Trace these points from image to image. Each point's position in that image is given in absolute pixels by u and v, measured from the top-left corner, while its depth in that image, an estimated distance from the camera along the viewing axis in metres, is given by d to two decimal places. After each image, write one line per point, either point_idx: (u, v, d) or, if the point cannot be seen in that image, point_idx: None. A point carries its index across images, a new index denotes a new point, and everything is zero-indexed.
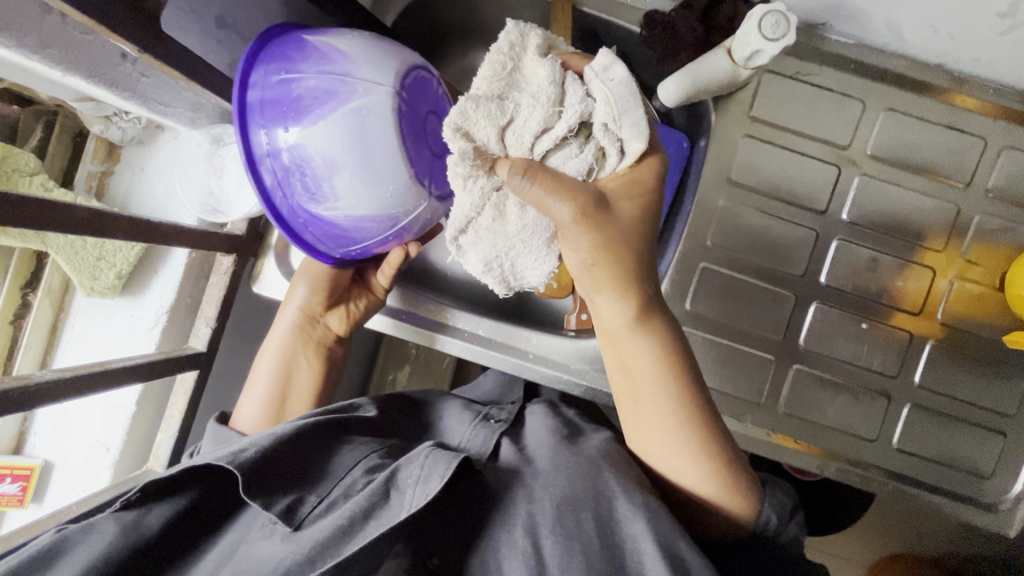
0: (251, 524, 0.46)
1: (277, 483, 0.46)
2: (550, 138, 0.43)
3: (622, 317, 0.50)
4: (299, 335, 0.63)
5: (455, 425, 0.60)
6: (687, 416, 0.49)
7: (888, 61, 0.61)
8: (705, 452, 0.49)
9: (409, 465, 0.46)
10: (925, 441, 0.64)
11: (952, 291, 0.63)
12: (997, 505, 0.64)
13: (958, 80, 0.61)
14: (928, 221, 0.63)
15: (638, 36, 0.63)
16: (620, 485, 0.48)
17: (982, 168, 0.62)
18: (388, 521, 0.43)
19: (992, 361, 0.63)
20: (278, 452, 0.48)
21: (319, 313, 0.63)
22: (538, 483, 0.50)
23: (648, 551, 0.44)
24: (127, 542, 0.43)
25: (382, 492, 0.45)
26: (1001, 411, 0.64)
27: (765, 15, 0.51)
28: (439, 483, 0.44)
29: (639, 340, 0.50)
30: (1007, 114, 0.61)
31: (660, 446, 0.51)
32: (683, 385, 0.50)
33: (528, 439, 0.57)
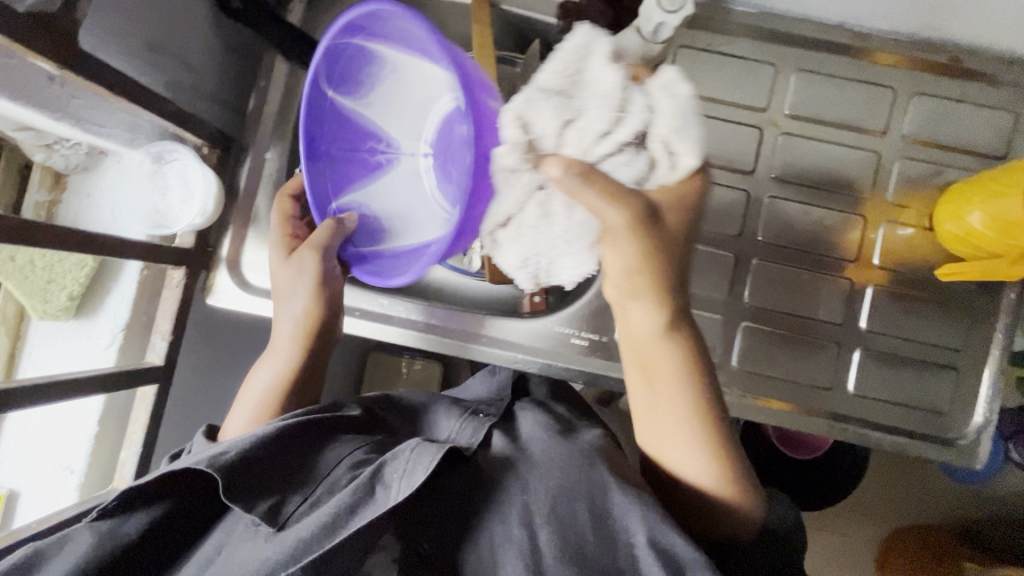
0: (231, 529, 0.44)
1: (260, 484, 0.44)
2: (610, 143, 0.40)
3: (654, 327, 0.45)
4: (297, 350, 0.57)
5: (444, 418, 0.56)
6: (705, 415, 0.46)
7: (794, 25, 0.64)
8: (717, 452, 0.46)
9: (394, 459, 0.44)
10: (880, 384, 0.65)
11: (887, 235, 0.65)
12: (957, 441, 0.65)
13: (862, 36, 0.65)
14: (853, 171, 0.65)
15: (557, 26, 0.67)
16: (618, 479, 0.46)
17: (897, 115, 0.65)
18: (371, 514, 0.41)
19: (935, 298, 0.65)
20: (262, 457, 0.45)
21: (315, 328, 0.57)
22: (536, 477, 0.47)
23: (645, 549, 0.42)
24: (104, 551, 0.41)
25: (365, 485, 0.43)
26: (950, 347, 0.65)
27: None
28: (424, 474, 0.42)
29: (670, 355, 0.45)
30: (913, 62, 0.64)
31: (670, 447, 0.47)
32: (709, 384, 0.46)
33: (519, 428, 0.54)
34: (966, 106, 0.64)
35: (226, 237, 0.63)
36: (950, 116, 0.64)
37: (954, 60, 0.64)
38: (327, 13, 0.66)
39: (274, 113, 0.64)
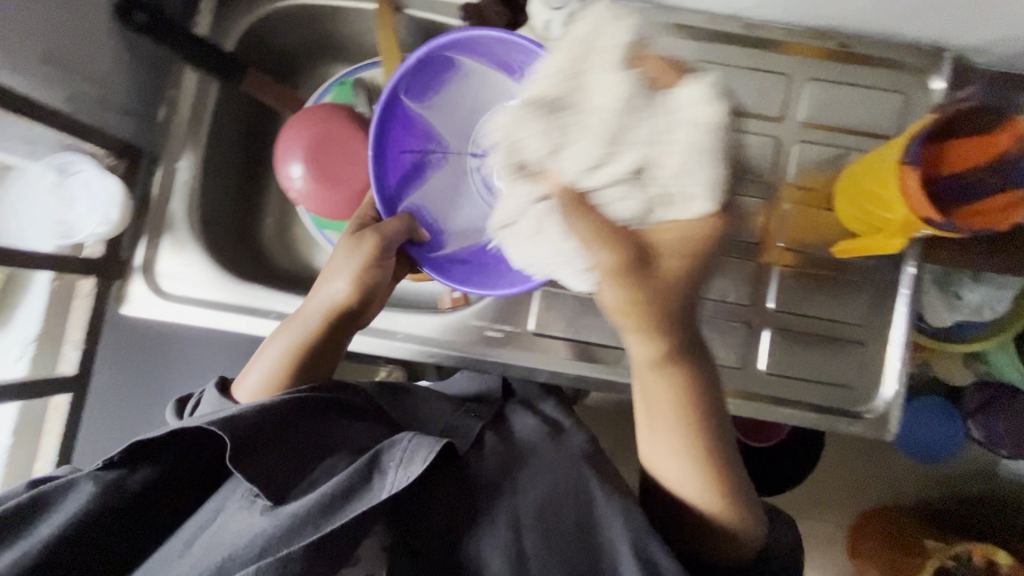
0: (232, 495, 0.48)
1: (268, 463, 0.47)
2: (601, 175, 0.42)
3: (648, 358, 0.48)
4: (328, 331, 0.59)
5: (437, 414, 0.61)
6: (702, 449, 0.50)
7: (686, 18, 0.67)
8: (710, 479, 0.50)
9: (391, 448, 0.48)
10: (789, 361, 0.67)
11: (791, 216, 0.67)
12: (867, 414, 0.67)
13: (752, 27, 0.67)
14: (754, 156, 0.67)
15: (461, 29, 0.69)
16: (599, 482, 0.53)
17: (792, 102, 0.67)
18: (368, 500, 0.46)
19: (838, 275, 0.67)
20: (274, 442, 0.48)
21: (344, 315, 0.59)
22: (525, 476, 0.54)
23: (611, 525, 0.50)
24: (109, 500, 0.47)
25: (363, 473, 0.47)
26: (854, 323, 0.67)
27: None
28: (420, 467, 0.47)
29: (665, 389, 0.49)
30: (804, 51, 0.67)
31: (661, 460, 0.52)
32: (701, 424, 0.50)
33: (514, 426, 0.59)
34: (857, 91, 0.67)
35: (138, 245, 0.64)
36: (843, 99, 0.67)
37: (842, 45, 0.67)
38: (235, 25, 0.67)
39: (184, 122, 0.66)
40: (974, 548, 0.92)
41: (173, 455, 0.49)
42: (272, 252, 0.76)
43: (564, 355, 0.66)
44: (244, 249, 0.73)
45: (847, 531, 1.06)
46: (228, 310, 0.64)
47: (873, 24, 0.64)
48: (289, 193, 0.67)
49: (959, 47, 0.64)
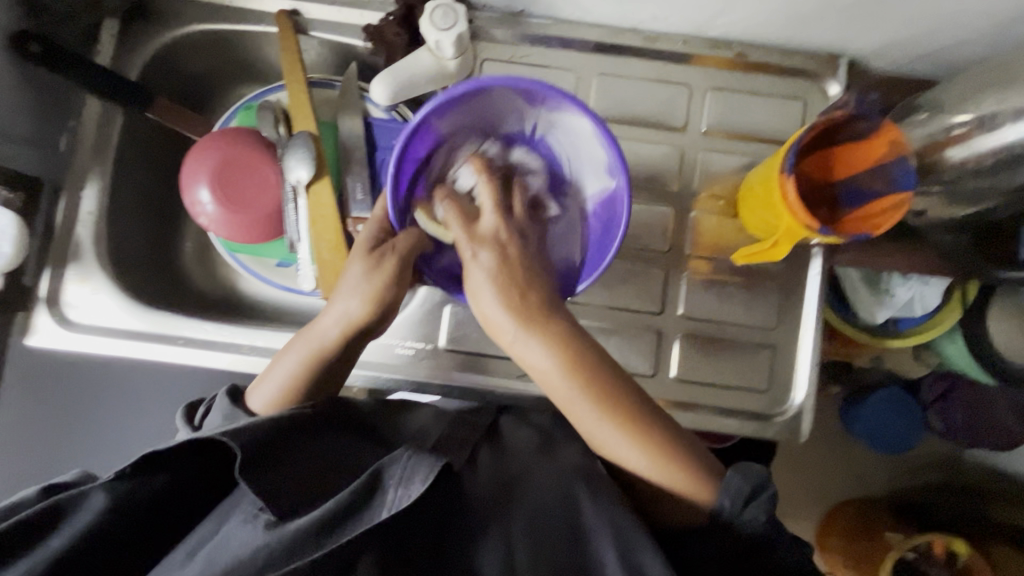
0: (237, 507, 0.45)
1: (276, 478, 0.45)
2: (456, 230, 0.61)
3: (551, 366, 0.50)
4: (340, 346, 0.55)
5: (433, 425, 0.54)
6: (612, 411, 0.50)
7: (585, 32, 0.68)
8: (640, 443, 0.50)
9: (392, 465, 0.46)
10: (701, 367, 0.67)
11: (697, 223, 0.68)
12: (778, 416, 0.67)
13: (651, 38, 0.68)
14: (658, 165, 0.68)
15: (365, 49, 0.69)
16: (588, 493, 0.49)
17: (694, 110, 0.68)
18: (368, 520, 0.44)
19: (746, 281, 0.68)
20: (282, 456, 0.46)
21: (360, 329, 0.55)
22: (530, 493, 0.50)
23: (604, 540, 0.47)
24: (117, 513, 0.43)
25: (367, 489, 0.45)
26: (763, 326, 0.68)
27: (435, 10, 0.61)
28: (422, 487, 0.44)
29: (580, 400, 0.50)
30: (704, 59, 0.68)
31: (621, 457, 0.50)
32: (603, 391, 0.50)
33: (508, 442, 0.55)
34: (757, 97, 0.68)
35: (43, 277, 0.64)
36: (743, 107, 0.68)
37: (739, 54, 0.68)
38: (137, 53, 0.68)
39: (87, 150, 0.66)
40: (933, 539, 0.91)
41: (188, 467, 0.46)
42: (190, 275, 0.76)
43: (475, 369, 0.67)
44: (159, 274, 0.73)
45: (818, 531, 1.07)
46: (140, 339, 0.64)
47: (766, 32, 0.65)
48: (199, 219, 0.67)
49: (852, 51, 0.66)
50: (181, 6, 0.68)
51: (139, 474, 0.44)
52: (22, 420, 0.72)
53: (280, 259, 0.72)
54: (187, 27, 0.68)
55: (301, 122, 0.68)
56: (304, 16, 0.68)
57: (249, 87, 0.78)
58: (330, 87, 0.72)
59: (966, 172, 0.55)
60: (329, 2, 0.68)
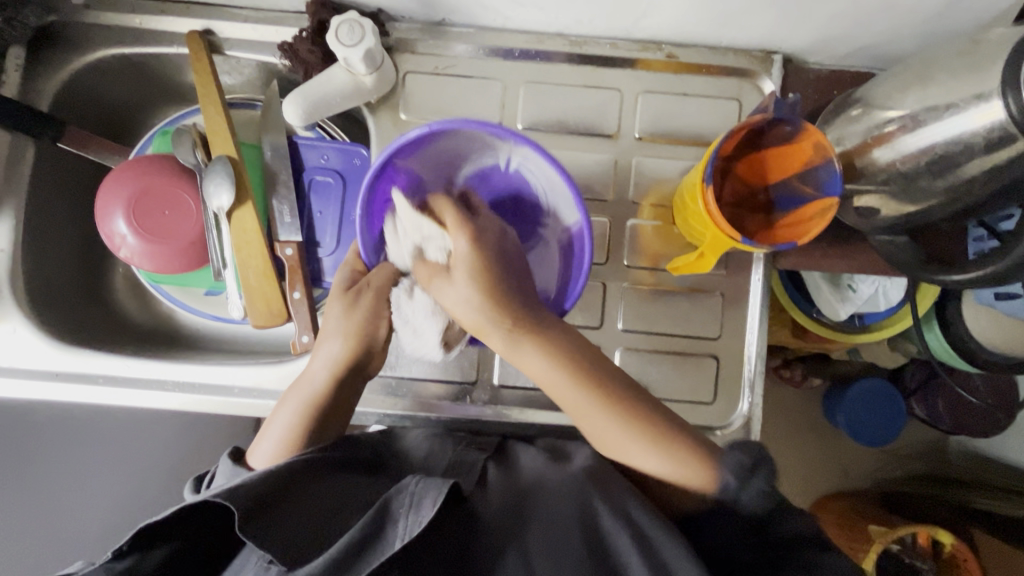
0: (248, 559, 0.42)
1: (284, 518, 0.42)
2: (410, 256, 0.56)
3: (546, 374, 0.49)
4: (332, 388, 0.55)
5: (442, 453, 0.56)
6: (606, 396, 0.49)
7: (509, 39, 0.65)
8: (648, 437, 0.48)
9: (399, 494, 0.43)
10: (646, 383, 0.65)
11: (636, 234, 0.66)
12: (727, 428, 0.65)
13: (578, 43, 0.66)
14: (592, 174, 0.66)
15: (284, 67, 0.67)
16: (605, 502, 0.46)
17: (627, 115, 0.65)
18: (381, 556, 0.41)
19: (688, 290, 0.66)
20: (289, 499, 0.43)
21: (351, 366, 0.56)
22: (542, 509, 0.47)
23: (620, 536, 0.45)
24: None
25: (377, 522, 0.42)
26: (706, 337, 0.66)
27: (341, 25, 0.58)
28: (431, 510, 0.42)
29: (571, 390, 0.49)
30: (636, 62, 0.65)
31: (626, 451, 0.49)
32: (585, 376, 0.49)
33: (519, 459, 0.55)
34: (690, 99, 0.65)
35: None
36: (677, 110, 0.65)
37: (670, 56, 0.65)
38: (46, 82, 0.65)
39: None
40: (919, 530, 0.88)
41: (191, 530, 0.43)
42: (122, 306, 0.74)
43: (410, 394, 0.65)
44: (87, 310, 0.70)
45: (811, 505, 1.04)
46: (60, 380, 0.62)
47: (697, 32, 0.63)
48: (120, 253, 0.65)
49: (785, 48, 0.63)
50: (89, 30, 0.65)
51: (136, 549, 0.41)
52: None
53: (208, 288, 0.70)
54: (98, 52, 0.65)
55: (220, 146, 0.65)
56: (217, 35, 0.66)
57: (173, 110, 0.75)
58: (252, 107, 0.70)
59: (893, 176, 0.52)
60: (242, 19, 0.65)
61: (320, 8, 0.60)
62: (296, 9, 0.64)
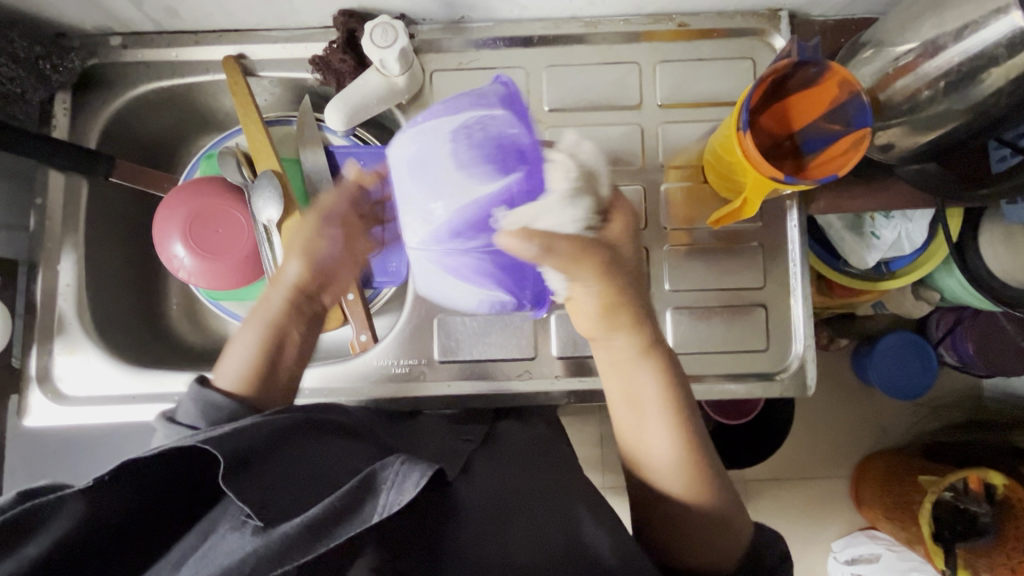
0: (221, 515, 0.43)
1: (262, 482, 0.43)
2: (581, 206, 0.45)
3: (655, 393, 0.52)
4: (293, 311, 0.56)
5: (435, 440, 0.58)
6: (684, 428, 0.52)
7: (527, 28, 0.68)
8: (689, 468, 0.51)
9: (383, 471, 0.43)
10: (696, 338, 0.67)
11: (669, 196, 0.68)
12: (783, 373, 0.67)
13: (591, 24, 0.69)
14: (621, 145, 0.68)
15: (316, 81, 0.70)
16: (586, 508, 0.50)
17: (647, 86, 0.68)
18: (359, 522, 0.41)
19: (727, 244, 0.68)
20: (276, 467, 0.44)
21: (312, 292, 0.57)
22: (531, 509, 0.49)
23: (600, 539, 0.47)
24: (99, 527, 0.41)
25: (357, 493, 0.42)
26: (750, 288, 0.68)
27: (374, 29, 0.62)
28: (413, 490, 0.41)
29: (662, 423, 0.52)
30: (649, 35, 0.69)
31: (659, 470, 0.52)
32: (681, 416, 0.52)
33: (502, 454, 0.56)
34: (706, 63, 0.68)
35: (32, 356, 0.65)
36: (694, 75, 0.68)
37: (681, 25, 0.68)
38: (92, 122, 0.69)
39: (58, 223, 0.67)
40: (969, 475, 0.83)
41: (178, 473, 0.44)
42: (179, 332, 0.75)
43: (473, 378, 0.66)
44: (149, 334, 0.73)
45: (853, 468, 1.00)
46: (137, 402, 0.65)
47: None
48: (179, 275, 0.67)
49: (791, 4, 0.66)
50: (127, 68, 0.69)
51: (124, 481, 0.41)
52: None
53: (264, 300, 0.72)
54: (138, 88, 0.69)
55: (264, 161, 0.67)
56: (250, 58, 0.69)
57: (208, 137, 0.78)
58: (287, 122, 0.72)
59: (918, 102, 0.55)
60: (273, 40, 0.68)
61: (348, 18, 0.64)
62: (323, 24, 0.67)
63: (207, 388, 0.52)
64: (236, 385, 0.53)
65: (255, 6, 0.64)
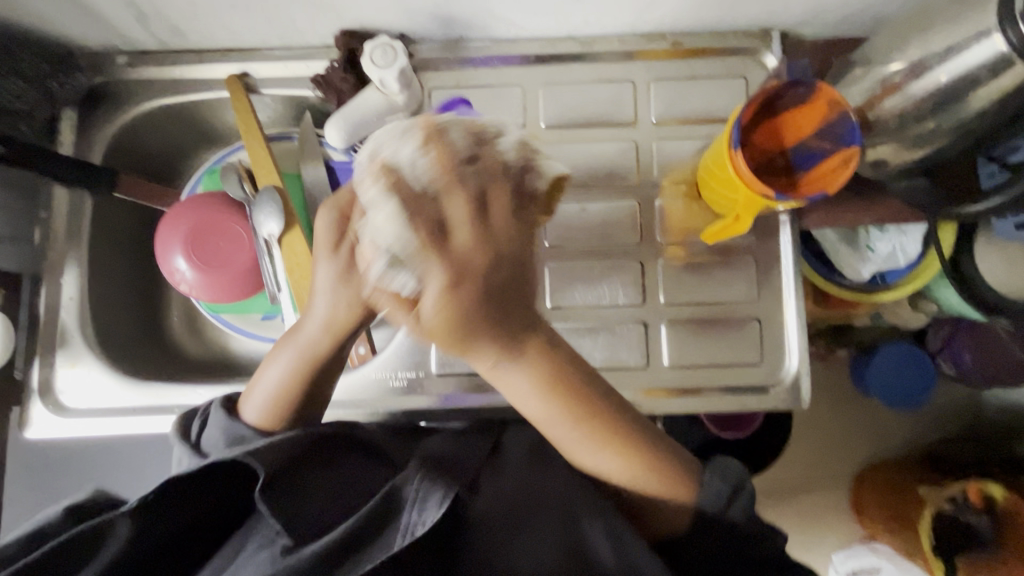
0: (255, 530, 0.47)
1: (292, 506, 0.46)
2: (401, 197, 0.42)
3: (533, 399, 0.46)
4: (330, 353, 0.52)
5: (438, 446, 0.51)
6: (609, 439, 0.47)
7: (524, 47, 0.70)
8: (624, 462, 0.48)
9: (404, 488, 0.46)
10: (691, 351, 0.68)
11: (664, 211, 0.69)
12: (778, 386, 0.68)
13: (586, 43, 0.70)
14: (616, 161, 0.69)
15: (317, 98, 0.72)
16: (590, 513, 0.48)
17: (642, 102, 0.70)
18: (385, 544, 0.45)
19: (720, 257, 0.69)
20: (301, 482, 0.46)
21: (348, 332, 0.51)
22: (536, 522, 0.48)
23: (603, 546, 0.47)
24: (142, 545, 0.44)
25: (381, 513, 0.46)
26: (745, 301, 0.68)
27: (374, 49, 0.63)
28: (436, 513, 0.45)
29: (592, 445, 0.47)
30: (643, 53, 0.70)
31: (608, 469, 0.48)
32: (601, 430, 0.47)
33: (513, 465, 0.51)
34: (698, 81, 0.70)
35: (34, 368, 0.66)
36: (688, 93, 0.70)
37: (674, 44, 0.70)
38: (97, 139, 0.71)
39: (62, 238, 0.68)
40: (967, 487, 0.85)
41: (213, 495, 0.47)
42: (179, 344, 0.77)
43: (469, 389, 0.67)
44: (149, 346, 0.74)
45: (853, 481, 1.00)
46: (137, 414, 0.65)
47: (695, 20, 0.67)
48: (180, 287, 0.68)
49: (781, 24, 0.68)
50: (132, 85, 0.70)
51: (160, 506, 0.45)
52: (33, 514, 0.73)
53: (264, 312, 0.73)
54: (142, 105, 0.71)
55: (265, 177, 0.68)
56: (253, 76, 0.70)
57: (210, 151, 0.80)
58: (289, 139, 0.73)
59: (905, 121, 0.56)
60: (275, 58, 0.70)
61: (348, 38, 0.65)
62: (324, 43, 0.69)
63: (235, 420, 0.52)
64: (265, 415, 0.53)
65: (258, 26, 0.65)
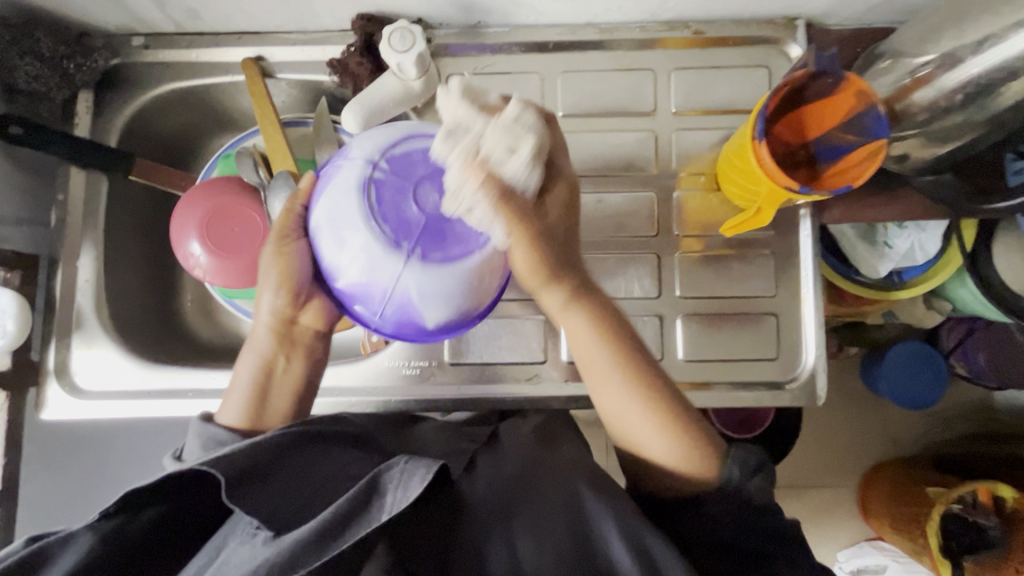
0: (235, 526, 0.44)
1: (265, 496, 0.44)
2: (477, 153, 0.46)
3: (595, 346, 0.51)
4: (280, 340, 0.58)
5: (437, 442, 0.58)
6: (636, 382, 0.51)
7: (542, 34, 0.69)
8: (656, 412, 0.51)
9: (388, 470, 0.45)
10: (706, 345, 0.67)
11: (681, 204, 0.68)
12: (793, 382, 0.67)
13: (607, 30, 0.69)
14: (634, 152, 0.68)
15: (333, 84, 0.71)
16: (589, 485, 0.49)
17: (661, 92, 0.69)
18: (368, 523, 0.42)
19: (738, 252, 0.68)
20: (276, 476, 0.45)
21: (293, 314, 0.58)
22: (536, 504, 0.49)
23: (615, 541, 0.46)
24: (111, 550, 0.42)
25: (364, 496, 0.43)
26: (762, 295, 0.68)
27: (393, 33, 0.63)
28: (420, 484, 0.43)
29: (630, 401, 0.51)
30: (664, 43, 0.69)
31: (642, 438, 0.51)
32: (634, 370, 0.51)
33: (505, 457, 0.55)
34: (721, 71, 0.68)
35: (49, 350, 0.67)
36: (710, 82, 0.68)
37: (697, 32, 0.68)
38: (112, 121, 0.71)
39: (77, 221, 0.68)
40: (978, 488, 0.82)
41: (184, 494, 0.46)
42: (192, 327, 0.77)
43: (484, 379, 0.67)
44: (162, 330, 0.74)
45: (862, 478, 0.99)
46: (151, 398, 0.66)
47: (718, 8, 0.66)
48: (194, 272, 0.68)
49: (807, 13, 0.66)
50: (148, 67, 0.70)
51: (125, 508, 0.44)
52: (52, 492, 0.74)
53: None
54: (157, 88, 0.71)
55: (280, 162, 0.67)
56: (269, 61, 0.70)
57: (226, 136, 0.79)
58: (303, 124, 0.72)
59: (935, 112, 0.55)
60: (291, 42, 0.69)
61: (365, 22, 0.65)
62: (341, 28, 0.68)
63: (209, 423, 0.53)
64: (239, 419, 0.55)
65: (277, 9, 0.64)
